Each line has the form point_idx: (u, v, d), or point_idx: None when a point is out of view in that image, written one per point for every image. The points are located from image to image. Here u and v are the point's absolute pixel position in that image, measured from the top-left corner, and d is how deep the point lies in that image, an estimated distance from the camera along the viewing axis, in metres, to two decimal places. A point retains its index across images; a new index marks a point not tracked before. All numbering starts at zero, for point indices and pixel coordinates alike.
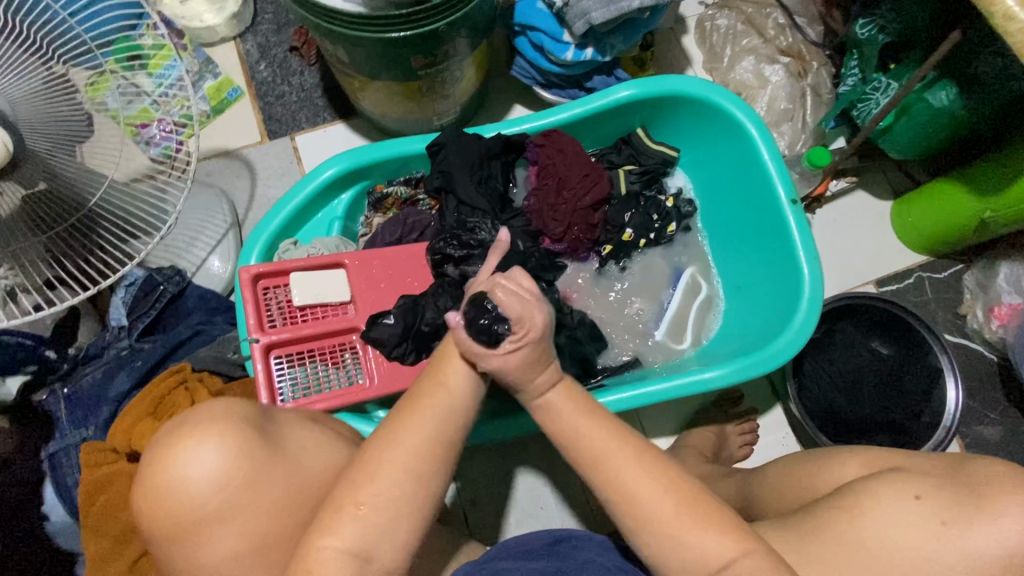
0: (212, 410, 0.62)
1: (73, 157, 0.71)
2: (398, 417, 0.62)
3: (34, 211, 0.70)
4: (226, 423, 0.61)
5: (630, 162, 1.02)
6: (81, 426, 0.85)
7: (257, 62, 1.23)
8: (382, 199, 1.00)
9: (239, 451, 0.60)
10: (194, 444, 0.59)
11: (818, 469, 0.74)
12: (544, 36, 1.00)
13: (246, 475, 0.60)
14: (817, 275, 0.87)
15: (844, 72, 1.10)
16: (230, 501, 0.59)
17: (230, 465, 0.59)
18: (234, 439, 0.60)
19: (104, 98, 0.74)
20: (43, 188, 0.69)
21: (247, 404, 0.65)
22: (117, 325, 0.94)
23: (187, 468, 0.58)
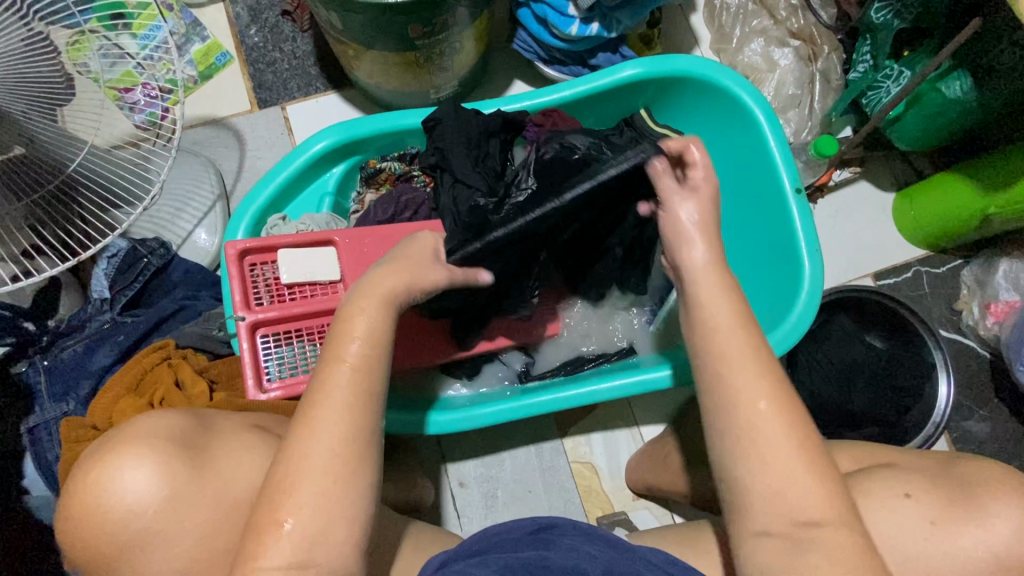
0: (115, 437, 0.60)
1: (51, 121, 0.68)
2: (308, 409, 0.57)
3: (11, 177, 0.67)
4: (129, 448, 0.59)
5: (633, 144, 0.98)
6: (61, 399, 0.83)
7: (247, 26, 1.17)
8: (374, 175, 0.97)
9: (147, 483, 0.58)
10: (98, 476, 0.57)
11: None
12: (548, 8, 0.96)
13: (163, 504, 0.58)
14: (818, 266, 0.85)
15: (855, 58, 1.08)
16: (156, 523, 0.58)
17: (143, 493, 0.57)
18: (138, 466, 0.58)
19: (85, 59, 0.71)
20: (22, 154, 0.66)
21: (168, 421, 0.63)
22: (98, 297, 0.91)
23: (93, 502, 0.57)
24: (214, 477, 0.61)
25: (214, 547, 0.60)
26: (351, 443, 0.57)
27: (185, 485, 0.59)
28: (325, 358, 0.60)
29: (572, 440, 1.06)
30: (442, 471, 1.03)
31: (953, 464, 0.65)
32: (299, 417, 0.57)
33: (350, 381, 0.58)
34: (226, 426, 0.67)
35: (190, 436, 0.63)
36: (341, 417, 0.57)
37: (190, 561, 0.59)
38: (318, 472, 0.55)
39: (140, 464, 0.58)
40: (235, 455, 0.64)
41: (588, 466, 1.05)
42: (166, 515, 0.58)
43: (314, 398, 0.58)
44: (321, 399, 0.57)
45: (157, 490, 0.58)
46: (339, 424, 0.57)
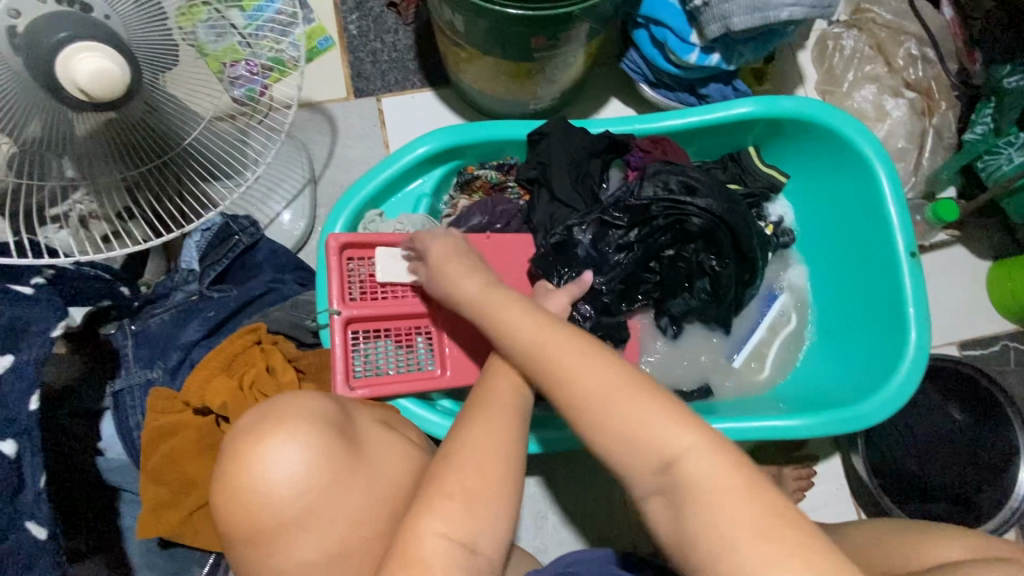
0: (270, 414, 0.60)
1: (165, 90, 0.69)
2: (478, 410, 0.61)
3: (127, 140, 0.68)
4: (292, 424, 0.59)
5: (736, 180, 0.96)
6: (146, 367, 0.84)
7: (351, 13, 1.18)
8: (470, 181, 0.95)
9: (305, 466, 0.58)
10: (258, 453, 0.57)
11: (910, 541, 0.71)
12: (669, 33, 0.93)
13: (320, 488, 0.58)
14: (925, 336, 0.82)
15: (975, 120, 1.03)
16: (314, 505, 0.58)
17: (302, 475, 0.57)
18: (299, 446, 0.58)
19: (194, 29, 0.69)
20: (141, 118, 0.68)
21: (324, 404, 0.64)
22: (187, 268, 0.92)
23: (252, 480, 0.56)
24: (363, 463, 0.63)
25: (363, 537, 0.61)
26: (516, 444, 0.60)
27: (342, 469, 0.60)
28: (491, 375, 0.65)
29: None
30: None
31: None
32: (475, 416, 0.61)
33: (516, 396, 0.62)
34: (362, 418, 0.68)
35: (341, 421, 0.64)
36: (509, 423, 0.60)
37: (341, 546, 0.60)
38: (497, 461, 0.58)
39: (302, 443, 0.58)
40: (375, 446, 0.66)
41: None
42: (323, 499, 0.58)
43: (487, 402, 0.62)
44: (491, 402, 0.61)
45: (315, 473, 0.58)
46: (506, 426, 0.60)
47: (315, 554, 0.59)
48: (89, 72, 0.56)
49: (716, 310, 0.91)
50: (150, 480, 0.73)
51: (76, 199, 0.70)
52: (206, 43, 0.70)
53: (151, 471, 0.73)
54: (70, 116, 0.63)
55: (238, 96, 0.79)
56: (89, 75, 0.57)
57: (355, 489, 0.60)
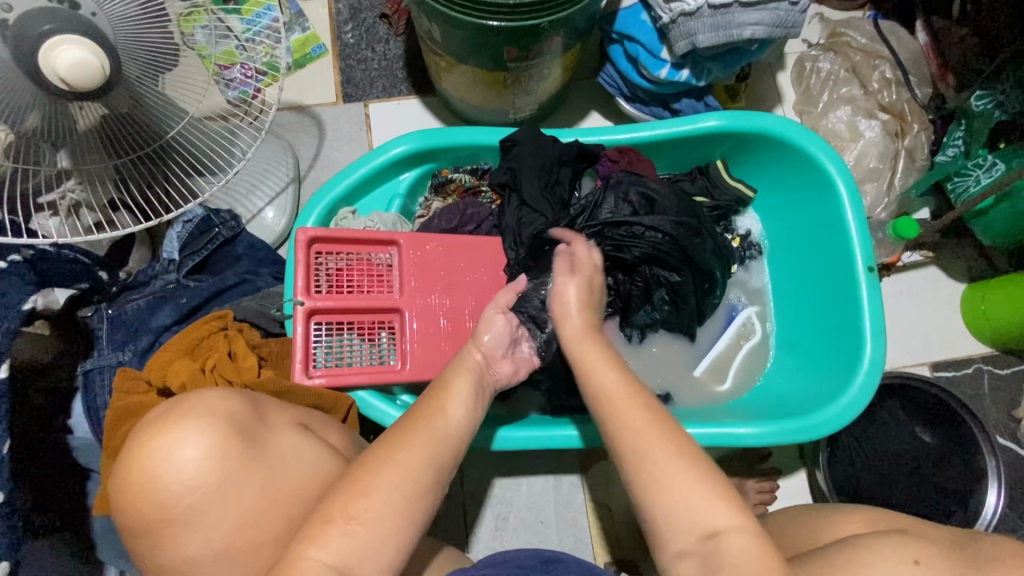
0: (176, 411, 0.65)
1: (156, 86, 0.72)
2: (394, 441, 0.63)
3: (109, 129, 0.72)
4: (191, 422, 0.63)
5: (703, 193, 0.98)
6: (118, 349, 0.86)
7: (345, 23, 1.22)
8: (444, 184, 0.99)
9: (196, 462, 0.61)
10: (159, 448, 0.61)
11: (824, 523, 0.76)
12: (641, 49, 0.96)
13: (211, 486, 0.62)
14: (880, 350, 0.83)
15: (946, 141, 1.06)
16: (203, 501, 0.62)
17: (197, 470, 0.61)
18: (197, 444, 0.62)
19: (193, 33, 0.72)
20: (123, 111, 0.71)
21: (235, 403, 0.67)
22: (168, 258, 0.96)
23: (149, 476, 0.61)
24: (263, 464, 0.65)
25: (256, 538, 0.63)
26: (420, 473, 0.61)
27: (237, 471, 0.63)
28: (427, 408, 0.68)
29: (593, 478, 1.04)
30: (455, 482, 1.03)
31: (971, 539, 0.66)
32: (385, 441, 0.63)
33: (438, 429, 0.66)
34: (278, 418, 0.71)
35: (249, 422, 0.67)
36: (413, 456, 0.62)
37: (227, 547, 0.63)
38: (386, 496, 0.58)
39: (197, 442, 0.62)
40: (285, 449, 0.68)
41: (603, 508, 1.03)
42: (214, 497, 0.62)
43: (404, 427, 0.65)
44: (417, 429, 0.64)
45: (210, 470, 0.62)
46: (415, 456, 0.62)
47: (202, 551, 0.62)
48: (68, 63, 0.60)
49: (677, 320, 0.93)
50: (110, 458, 0.75)
51: (67, 186, 0.76)
52: (205, 46, 0.74)
53: (113, 446, 0.75)
54: (72, 110, 0.68)
55: (231, 97, 0.85)
56: (68, 68, 0.60)
57: (252, 487, 0.63)
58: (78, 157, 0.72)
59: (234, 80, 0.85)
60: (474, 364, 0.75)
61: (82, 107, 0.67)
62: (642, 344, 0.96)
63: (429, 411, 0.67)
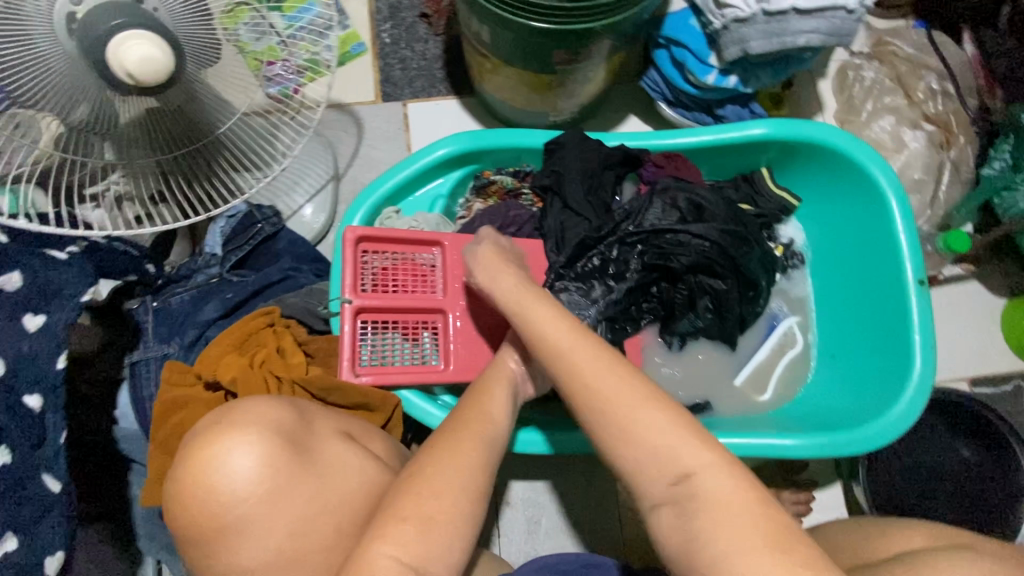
0: (225, 419, 0.65)
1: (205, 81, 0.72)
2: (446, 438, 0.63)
3: (158, 124, 0.71)
4: (242, 430, 0.63)
5: (748, 201, 0.97)
6: (164, 342, 0.87)
7: (385, 22, 1.23)
8: (486, 186, 1.00)
9: (248, 470, 0.62)
10: (210, 456, 0.62)
11: (875, 536, 0.74)
12: (689, 54, 0.95)
13: (262, 495, 0.62)
14: (930, 364, 0.82)
15: (993, 155, 1.05)
16: (255, 511, 0.62)
17: (248, 480, 0.62)
18: (249, 452, 0.62)
19: (237, 29, 0.73)
20: (179, 106, 0.71)
21: (283, 411, 0.68)
22: (210, 252, 0.96)
23: (204, 484, 0.61)
24: (312, 471, 0.66)
25: (307, 546, 0.64)
26: (474, 470, 0.61)
27: (287, 479, 0.64)
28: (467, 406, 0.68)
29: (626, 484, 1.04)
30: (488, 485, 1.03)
31: None
32: (436, 444, 0.63)
33: (484, 430, 0.65)
34: (323, 425, 0.71)
35: (296, 430, 0.67)
36: (467, 455, 0.62)
37: (279, 556, 0.63)
38: (447, 490, 0.59)
39: (249, 450, 0.62)
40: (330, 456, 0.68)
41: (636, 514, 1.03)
42: (266, 505, 0.62)
43: (454, 430, 0.65)
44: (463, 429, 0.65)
45: (262, 478, 0.62)
46: (469, 452, 0.62)
47: (255, 560, 0.62)
48: (140, 57, 0.60)
49: (719, 329, 0.93)
50: (158, 451, 0.75)
51: (113, 180, 0.75)
52: (248, 42, 0.75)
53: (161, 440, 0.75)
54: (112, 105, 0.67)
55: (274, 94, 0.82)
56: (136, 63, 0.60)
57: (302, 496, 0.64)
58: (122, 150, 0.72)
59: (276, 76, 0.81)
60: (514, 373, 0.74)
61: (123, 102, 0.67)
62: (682, 352, 0.95)
63: (477, 416, 0.66)
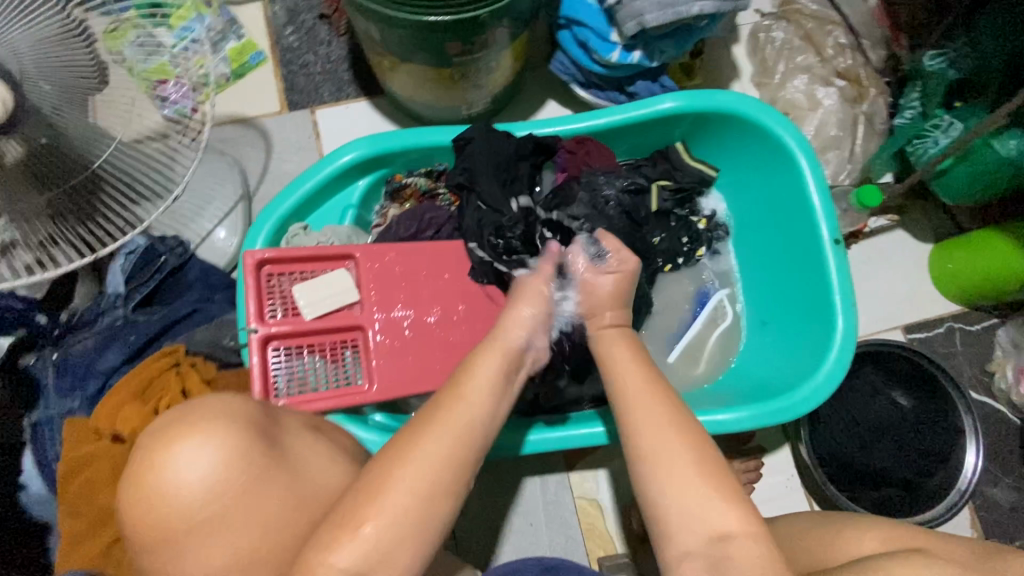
0: (183, 413, 0.57)
1: (82, 114, 0.63)
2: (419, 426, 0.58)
3: (32, 165, 0.60)
4: (204, 425, 0.55)
5: (666, 177, 0.95)
6: (66, 396, 0.82)
7: (284, 27, 1.17)
8: (399, 190, 0.95)
9: (213, 461, 0.54)
10: (170, 454, 0.53)
11: (832, 532, 0.72)
12: (590, 33, 0.93)
13: (231, 488, 0.54)
14: (851, 322, 0.82)
15: (903, 104, 1.04)
16: (228, 504, 0.54)
17: (212, 474, 0.54)
18: (214, 447, 0.54)
19: (122, 49, 0.68)
20: (42, 144, 0.59)
21: (246, 404, 0.61)
22: (113, 292, 0.90)
23: (160, 480, 0.53)
24: (286, 464, 0.59)
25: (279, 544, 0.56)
26: (440, 470, 0.55)
27: (260, 471, 0.56)
28: (445, 391, 0.63)
29: (579, 474, 1.03)
30: None
31: (986, 550, 0.62)
32: (402, 439, 0.57)
33: (463, 415, 0.60)
34: (289, 423, 0.65)
35: (264, 423, 0.60)
36: (439, 445, 0.57)
37: (247, 558, 0.55)
38: (402, 498, 0.53)
39: (216, 444, 0.54)
40: (301, 452, 0.62)
41: (593, 503, 1.02)
42: (236, 502, 0.54)
43: (424, 422, 0.59)
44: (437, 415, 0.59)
45: (229, 470, 0.54)
46: (445, 441, 0.57)
47: (220, 563, 0.54)
48: None
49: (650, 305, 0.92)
50: (70, 512, 0.71)
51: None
52: (135, 62, 0.68)
53: (71, 500, 0.71)
54: None
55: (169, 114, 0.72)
56: None
57: (276, 489, 0.57)
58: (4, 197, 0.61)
59: (170, 96, 0.71)
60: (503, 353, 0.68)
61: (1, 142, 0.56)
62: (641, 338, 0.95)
63: (454, 406, 0.60)
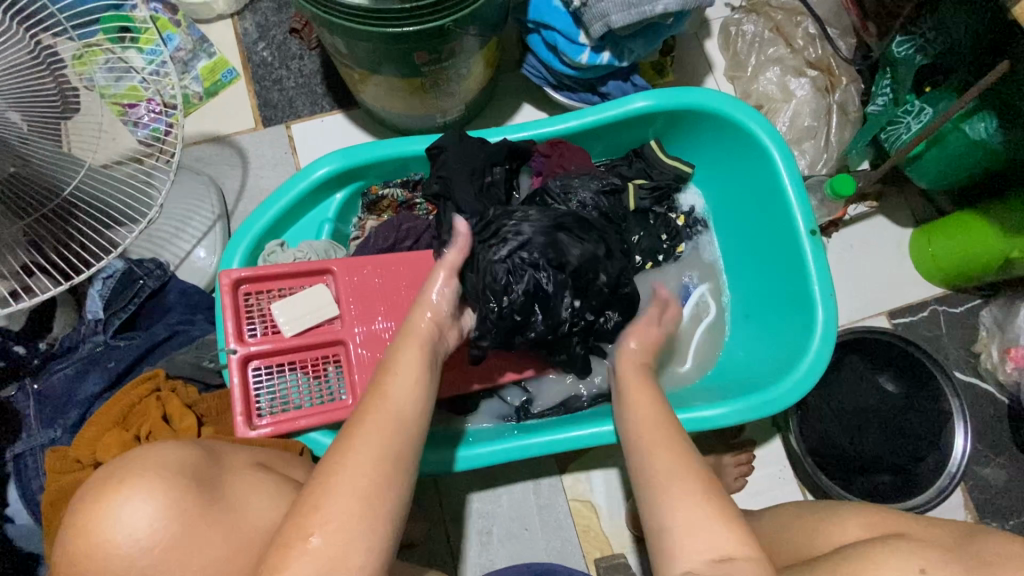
0: (116, 469, 0.59)
1: (53, 143, 0.61)
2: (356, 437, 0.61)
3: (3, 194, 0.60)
4: (134, 479, 0.57)
5: (641, 176, 0.95)
6: (48, 426, 0.81)
7: (255, 42, 1.16)
8: (376, 201, 0.95)
9: (146, 513, 0.55)
10: (101, 513, 0.54)
11: (818, 523, 0.72)
12: (558, 36, 0.93)
13: (164, 540, 0.56)
14: (831, 312, 0.83)
15: (875, 91, 1.05)
16: (163, 557, 0.55)
17: (146, 529, 0.55)
18: (145, 500, 0.56)
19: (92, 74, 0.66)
20: (11, 173, 0.59)
21: (182, 449, 0.62)
22: (93, 317, 0.89)
23: (94, 540, 0.54)
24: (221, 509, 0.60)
25: None
26: (377, 460, 0.59)
27: (193, 519, 0.58)
28: (367, 393, 0.66)
29: (572, 476, 1.03)
30: (434, 504, 1.00)
31: (970, 534, 0.62)
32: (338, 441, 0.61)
33: (388, 413, 0.64)
34: (234, 461, 0.67)
35: (199, 467, 0.62)
36: (366, 441, 0.60)
37: None
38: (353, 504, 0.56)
39: (147, 496, 0.56)
40: (242, 492, 0.64)
41: (587, 505, 1.02)
42: (171, 553, 0.56)
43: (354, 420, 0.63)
44: (363, 421, 0.63)
45: (162, 522, 0.56)
46: (372, 440, 0.60)
47: None
48: None
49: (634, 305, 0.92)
50: (55, 547, 0.69)
51: None
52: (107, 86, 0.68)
53: (54, 535, 0.69)
54: None
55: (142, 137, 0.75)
56: None
57: (212, 535, 0.58)
58: None
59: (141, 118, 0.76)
60: (425, 334, 0.73)
61: None
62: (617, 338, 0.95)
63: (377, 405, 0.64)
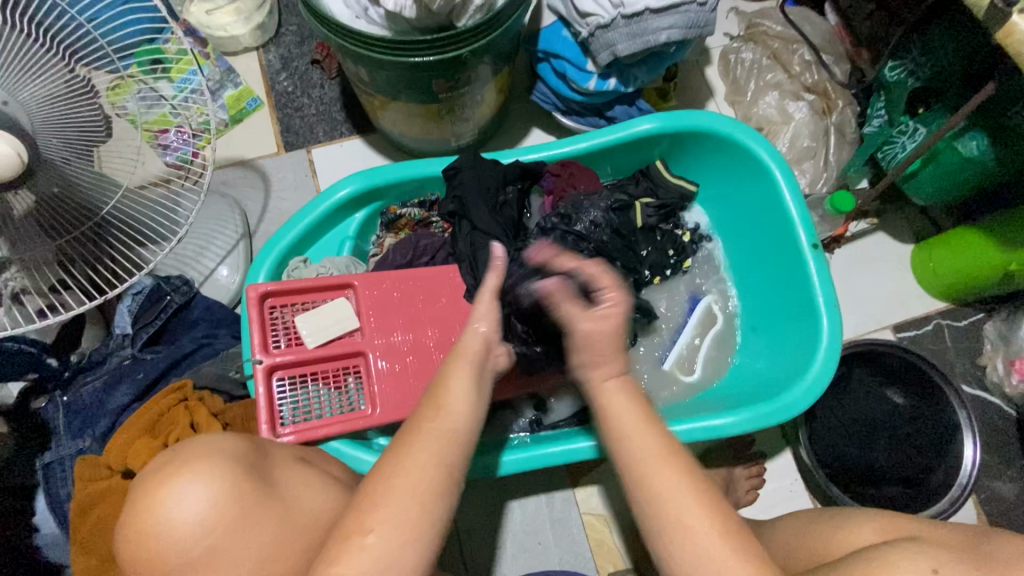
0: (176, 456, 0.62)
1: (90, 165, 0.64)
2: (397, 445, 0.59)
3: (44, 216, 0.63)
4: (192, 466, 0.60)
5: (648, 194, 0.99)
6: (78, 436, 0.84)
7: (278, 73, 1.23)
8: (394, 220, 0.99)
9: (204, 497, 0.58)
10: (162, 495, 0.58)
11: (830, 529, 0.73)
12: (567, 64, 0.98)
13: (223, 521, 0.58)
14: (836, 323, 0.85)
15: (870, 113, 1.09)
16: (220, 540, 0.58)
17: (206, 511, 0.58)
18: (204, 484, 0.59)
19: (124, 103, 0.68)
20: (54, 193, 0.62)
21: (239, 442, 0.65)
22: (121, 333, 0.93)
23: (157, 521, 0.57)
24: (275, 497, 0.62)
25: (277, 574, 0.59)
26: (425, 470, 0.57)
27: (251, 506, 0.60)
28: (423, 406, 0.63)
29: (584, 489, 1.04)
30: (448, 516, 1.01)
31: (981, 536, 0.63)
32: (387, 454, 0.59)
33: (439, 425, 0.60)
34: (280, 454, 0.69)
35: (254, 460, 0.64)
36: (418, 453, 0.58)
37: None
38: (388, 508, 0.55)
39: (206, 481, 0.59)
40: (293, 487, 0.66)
41: (600, 518, 1.03)
42: (230, 536, 0.58)
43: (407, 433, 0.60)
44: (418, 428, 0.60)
45: (219, 509, 0.58)
46: (422, 456, 0.58)
47: None
48: None
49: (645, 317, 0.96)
50: (81, 553, 0.71)
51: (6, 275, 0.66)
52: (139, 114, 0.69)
53: (82, 540, 0.72)
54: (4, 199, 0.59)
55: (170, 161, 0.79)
56: None
57: (268, 521, 0.60)
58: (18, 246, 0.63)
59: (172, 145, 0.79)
60: (471, 351, 0.66)
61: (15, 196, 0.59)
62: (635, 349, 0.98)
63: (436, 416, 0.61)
